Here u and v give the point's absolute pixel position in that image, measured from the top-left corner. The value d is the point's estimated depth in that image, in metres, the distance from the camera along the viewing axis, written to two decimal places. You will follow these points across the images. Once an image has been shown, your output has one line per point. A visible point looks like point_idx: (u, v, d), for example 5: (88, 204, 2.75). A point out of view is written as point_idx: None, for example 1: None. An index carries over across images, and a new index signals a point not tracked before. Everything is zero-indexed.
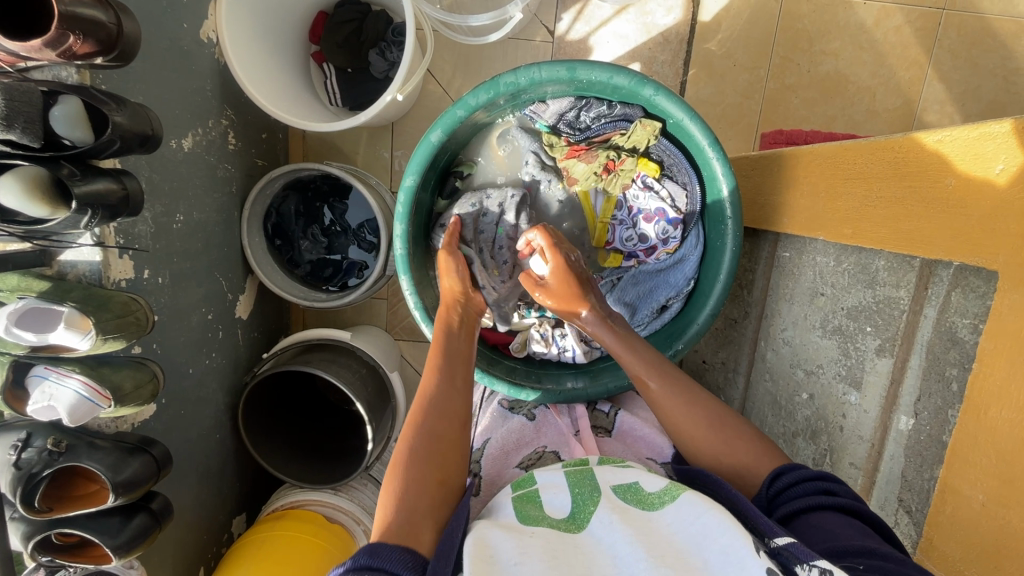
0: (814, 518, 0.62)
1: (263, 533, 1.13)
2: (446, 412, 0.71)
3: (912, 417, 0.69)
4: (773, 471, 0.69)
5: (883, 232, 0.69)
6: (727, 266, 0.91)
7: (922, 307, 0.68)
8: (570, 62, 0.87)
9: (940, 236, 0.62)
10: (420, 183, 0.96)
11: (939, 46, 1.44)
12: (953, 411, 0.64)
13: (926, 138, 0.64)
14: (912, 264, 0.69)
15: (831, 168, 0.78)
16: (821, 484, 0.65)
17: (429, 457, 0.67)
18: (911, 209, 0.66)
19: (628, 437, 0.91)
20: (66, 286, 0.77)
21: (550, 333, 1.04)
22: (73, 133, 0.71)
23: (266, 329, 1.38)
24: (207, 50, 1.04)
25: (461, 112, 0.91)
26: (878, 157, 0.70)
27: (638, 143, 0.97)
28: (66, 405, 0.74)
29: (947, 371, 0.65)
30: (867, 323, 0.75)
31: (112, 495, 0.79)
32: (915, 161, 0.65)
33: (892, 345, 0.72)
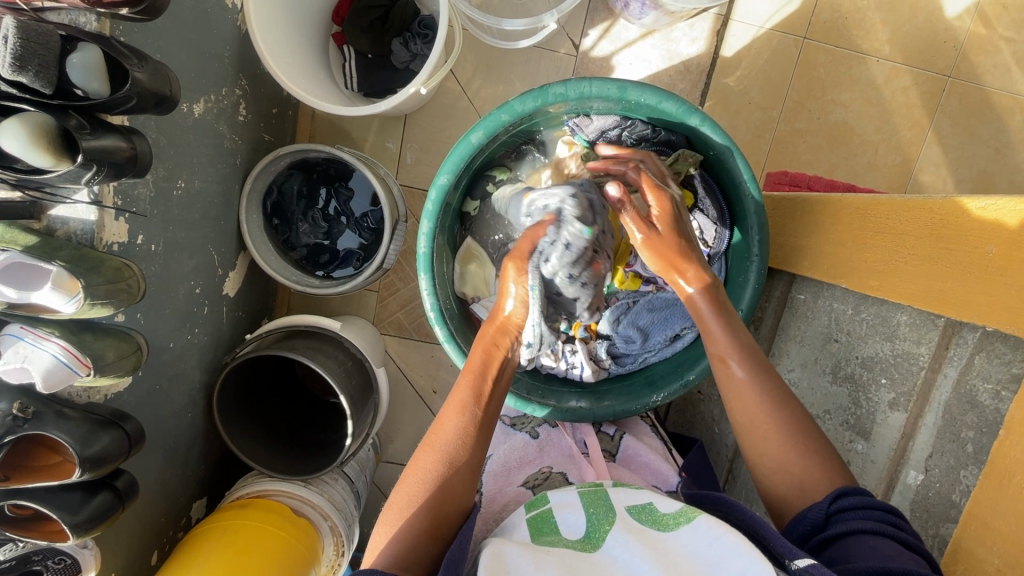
0: (872, 542, 0.61)
1: (225, 521, 1.09)
2: (458, 462, 0.73)
3: (922, 472, 0.71)
4: (839, 489, 0.68)
5: (912, 288, 0.71)
6: (746, 302, 0.92)
7: (940, 367, 0.70)
8: (622, 82, 0.87)
9: (976, 300, 0.63)
10: (453, 183, 0.94)
11: (941, 111, 1.49)
12: (966, 472, 0.65)
13: (969, 204, 0.65)
14: (935, 323, 0.71)
15: (863, 220, 0.79)
16: (887, 515, 0.64)
17: (434, 508, 0.70)
18: (945, 269, 0.67)
19: (633, 462, 0.92)
20: (56, 243, 0.72)
21: (561, 348, 1.00)
22: (89, 84, 0.66)
23: (251, 309, 1.33)
24: (231, 16, 1.01)
25: (506, 116, 0.89)
26: (916, 215, 0.71)
27: (679, 171, 0.97)
28: (40, 369, 0.69)
29: (963, 433, 0.66)
30: (883, 375, 0.78)
31: (77, 470, 0.74)
32: (953, 225, 0.66)
33: (906, 400, 0.74)
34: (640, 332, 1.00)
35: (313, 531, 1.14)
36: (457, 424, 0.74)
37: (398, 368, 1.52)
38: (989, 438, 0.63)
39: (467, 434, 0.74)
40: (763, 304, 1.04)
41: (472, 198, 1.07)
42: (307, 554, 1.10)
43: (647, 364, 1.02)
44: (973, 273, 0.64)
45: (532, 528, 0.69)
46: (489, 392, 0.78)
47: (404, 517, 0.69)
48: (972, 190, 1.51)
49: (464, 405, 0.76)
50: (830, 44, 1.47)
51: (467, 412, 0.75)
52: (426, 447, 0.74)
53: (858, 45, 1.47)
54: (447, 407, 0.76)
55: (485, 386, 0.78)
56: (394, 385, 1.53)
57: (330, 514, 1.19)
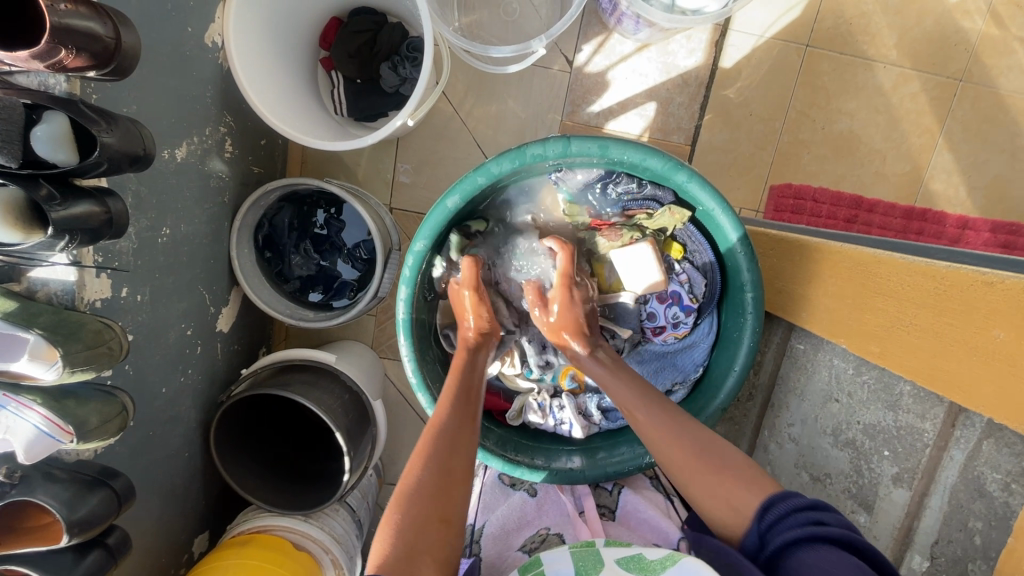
0: (807, 559, 0.58)
1: (225, 559, 1.07)
2: (455, 448, 0.72)
3: (927, 559, 0.69)
4: (762, 502, 0.66)
5: (914, 362, 0.68)
6: (742, 359, 0.89)
7: (947, 445, 0.68)
8: (603, 139, 0.84)
9: (984, 390, 0.60)
10: (430, 247, 0.91)
11: (952, 116, 1.44)
12: (973, 565, 0.63)
13: (977, 278, 0.62)
14: (940, 399, 0.68)
15: (863, 278, 0.76)
16: (810, 515, 0.61)
17: (437, 495, 0.67)
18: (948, 348, 0.64)
19: (633, 519, 0.87)
20: (35, 308, 0.70)
21: (548, 403, 1.02)
22: (55, 155, 0.65)
23: (247, 341, 1.32)
24: (211, 55, 0.99)
25: (483, 179, 0.85)
26: (918, 282, 0.68)
27: (663, 226, 0.96)
28: (23, 441, 0.69)
29: (970, 522, 0.64)
30: (885, 447, 0.75)
31: (66, 535, 0.74)
32: (959, 299, 0.63)
33: (911, 477, 0.72)
34: None
35: (315, 565, 1.13)
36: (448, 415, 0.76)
37: (398, 393, 1.51)
38: (997, 533, 0.61)
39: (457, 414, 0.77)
40: (762, 348, 1.00)
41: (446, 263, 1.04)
42: None
43: None
44: (980, 358, 0.61)
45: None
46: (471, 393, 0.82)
47: (404, 504, 0.66)
48: (985, 197, 1.46)
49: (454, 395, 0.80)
50: (834, 51, 1.42)
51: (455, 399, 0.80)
52: (423, 439, 0.73)
53: (864, 51, 1.42)
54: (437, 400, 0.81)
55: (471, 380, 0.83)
56: (394, 410, 1.51)
57: (332, 548, 1.19)
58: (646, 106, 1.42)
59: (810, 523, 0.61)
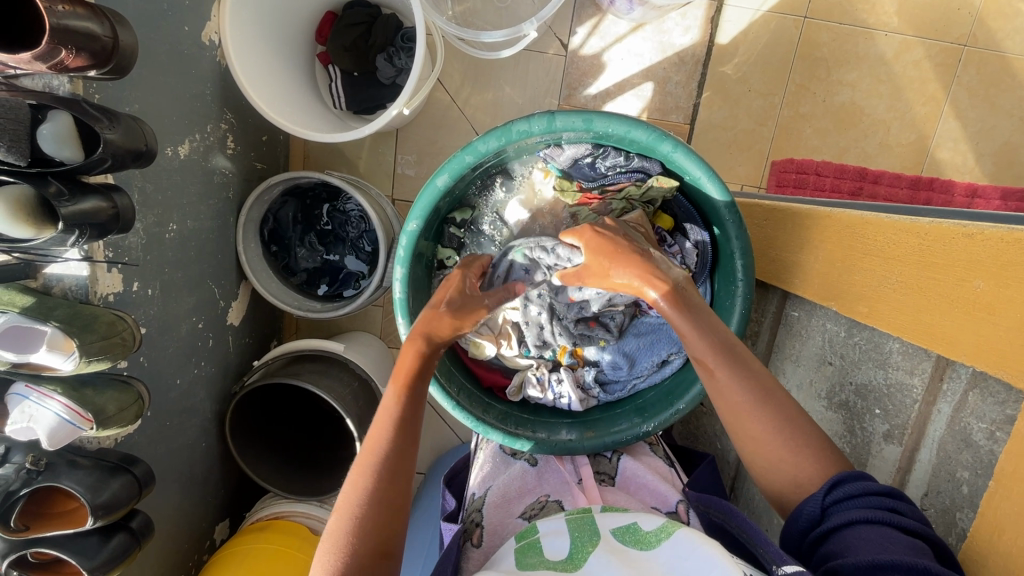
0: (864, 533, 0.61)
1: (247, 544, 1.11)
2: (395, 477, 0.70)
3: (918, 511, 0.69)
4: (834, 478, 0.67)
5: (899, 318, 0.68)
6: (734, 326, 0.88)
7: (935, 401, 0.67)
8: (587, 113, 0.84)
9: (965, 339, 0.60)
10: (423, 228, 0.92)
11: (958, 83, 1.41)
12: (961, 515, 0.63)
13: (955, 231, 0.62)
14: (928, 353, 0.68)
15: (849, 240, 0.76)
16: (885, 501, 0.63)
17: (372, 537, 0.66)
18: (931, 301, 0.64)
19: (631, 484, 0.90)
20: (50, 303, 0.74)
21: (547, 378, 1.02)
22: (61, 152, 0.68)
23: (258, 333, 1.36)
24: (209, 53, 1.01)
25: (470, 157, 0.87)
26: (901, 239, 0.68)
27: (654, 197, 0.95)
28: (45, 428, 0.71)
29: (958, 472, 0.64)
30: (876, 406, 0.75)
31: (90, 518, 0.77)
32: (941, 252, 0.63)
33: (901, 434, 0.71)
34: (627, 358, 0.99)
35: None
36: (391, 433, 0.73)
37: None
38: (983, 481, 0.60)
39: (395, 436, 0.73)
40: (760, 318, 1.01)
41: (445, 247, 1.05)
42: None
43: (638, 391, 1.01)
44: (961, 309, 0.60)
45: (519, 556, 0.69)
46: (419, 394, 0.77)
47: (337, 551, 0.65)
48: (995, 163, 1.43)
49: (392, 411, 0.75)
50: (833, 21, 1.40)
51: (394, 416, 0.74)
52: (360, 469, 0.70)
53: (864, 20, 1.39)
54: (376, 413, 0.75)
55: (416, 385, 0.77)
56: None
57: None
58: (643, 86, 1.42)
59: (884, 508, 0.63)
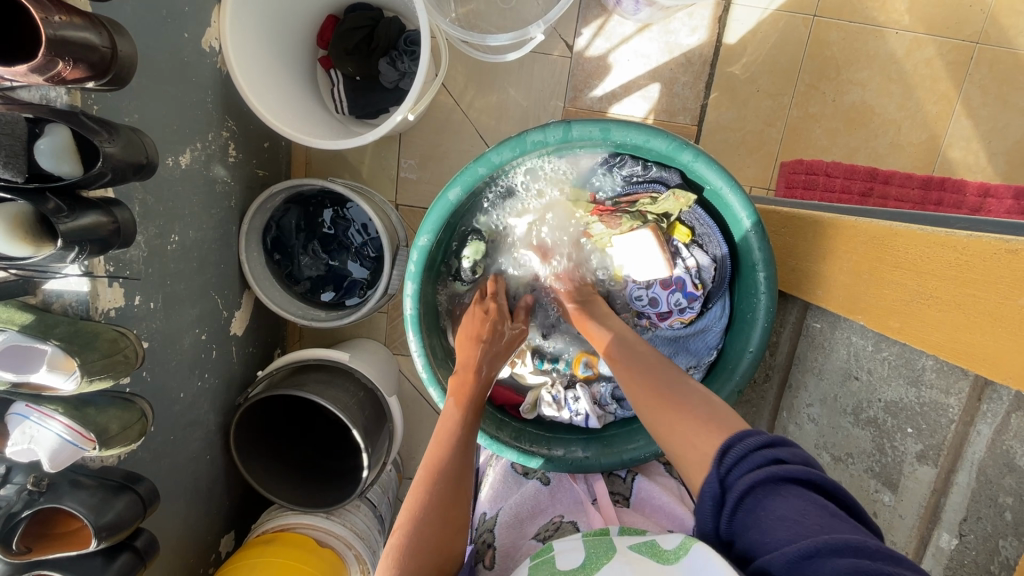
0: (772, 504, 0.55)
1: (251, 558, 1.09)
2: (459, 487, 0.72)
3: (956, 537, 0.67)
4: (721, 446, 0.62)
5: (936, 336, 0.66)
6: (756, 340, 0.87)
7: (973, 421, 0.66)
8: (604, 122, 0.82)
9: (1009, 360, 0.58)
10: (434, 241, 0.90)
11: (970, 81, 1.39)
12: (1004, 541, 0.61)
13: (999, 247, 0.60)
14: (965, 372, 0.66)
15: (880, 253, 0.74)
16: (769, 454, 0.58)
17: (439, 530, 0.68)
18: (971, 319, 0.62)
19: (647, 506, 0.87)
20: (51, 320, 0.72)
21: (562, 396, 1.01)
22: (60, 167, 0.66)
23: (261, 343, 1.34)
24: (209, 60, 0.99)
25: (483, 168, 0.84)
26: (938, 253, 0.66)
27: (668, 211, 0.94)
28: (47, 449, 0.70)
29: (1000, 498, 0.62)
30: (908, 425, 0.73)
31: (94, 539, 0.75)
32: (983, 269, 0.61)
33: (936, 454, 0.70)
34: None
35: (339, 561, 1.15)
36: (454, 442, 0.76)
37: (413, 388, 1.51)
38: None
39: (462, 434, 0.77)
40: (779, 328, 0.98)
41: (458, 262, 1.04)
42: None
43: None
44: (1005, 328, 0.58)
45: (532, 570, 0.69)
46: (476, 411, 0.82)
47: (406, 536, 0.67)
48: (1008, 163, 1.41)
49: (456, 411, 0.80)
50: (843, 20, 1.37)
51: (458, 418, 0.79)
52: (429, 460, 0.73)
53: (874, 18, 1.37)
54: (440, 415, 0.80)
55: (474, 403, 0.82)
56: (410, 406, 1.52)
57: (354, 543, 1.21)
58: (649, 88, 1.39)
59: (771, 462, 0.58)
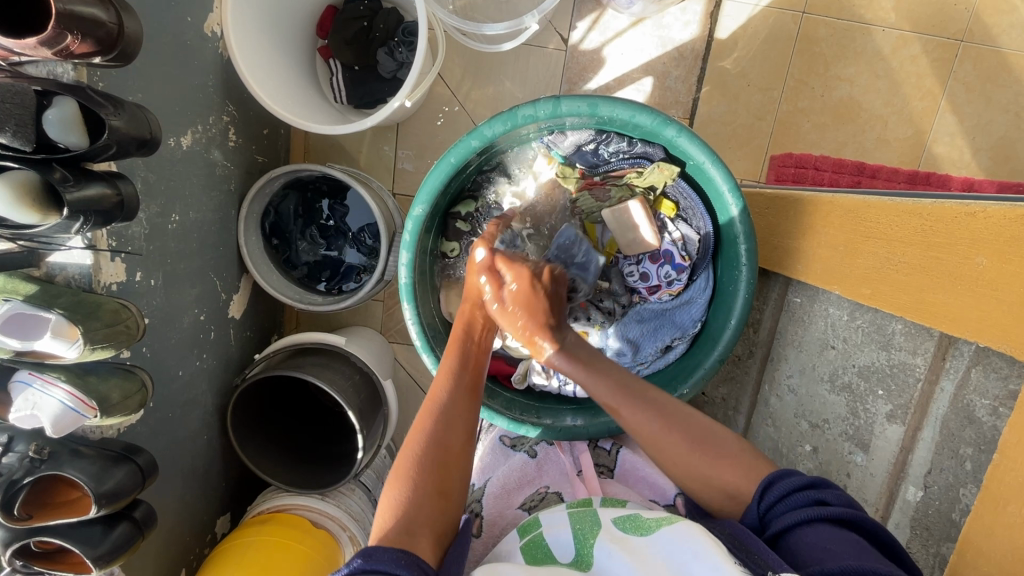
0: (808, 536, 0.63)
1: (247, 538, 1.11)
2: (454, 424, 0.72)
3: (921, 488, 0.70)
4: (764, 483, 0.70)
5: (903, 298, 0.69)
6: (738, 310, 0.89)
7: (937, 379, 0.69)
8: (593, 98, 0.84)
9: (968, 316, 0.62)
10: (429, 212, 0.93)
11: (955, 78, 1.42)
12: (965, 490, 0.65)
13: (960, 211, 0.63)
14: (931, 333, 0.69)
15: (851, 222, 0.78)
16: (811, 493, 0.66)
17: (434, 471, 0.69)
18: (935, 280, 0.65)
19: (630, 477, 0.91)
20: (54, 291, 0.73)
21: (552, 366, 1.02)
22: (67, 138, 0.68)
23: (259, 327, 1.35)
24: (211, 45, 1.01)
25: (476, 142, 0.88)
26: (903, 220, 0.70)
27: (653, 184, 0.97)
28: (50, 415, 0.72)
29: (961, 449, 0.66)
30: (879, 387, 0.76)
31: (94, 506, 0.77)
32: (945, 233, 0.64)
33: (904, 413, 0.73)
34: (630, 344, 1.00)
35: (333, 543, 1.16)
36: (449, 387, 0.75)
37: (408, 375, 1.53)
38: (987, 457, 0.63)
39: (457, 390, 0.75)
40: (761, 305, 1.01)
41: (448, 239, 1.06)
42: (328, 565, 1.12)
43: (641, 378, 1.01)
44: (965, 287, 0.62)
45: (527, 556, 0.70)
46: (474, 359, 0.80)
47: (400, 482, 0.68)
48: (991, 158, 1.44)
49: (452, 368, 0.78)
50: (832, 16, 1.41)
51: (455, 373, 0.77)
52: (423, 411, 0.73)
53: (862, 15, 1.41)
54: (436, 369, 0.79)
55: (471, 349, 0.80)
56: (404, 393, 1.54)
57: (349, 525, 1.22)
58: (643, 81, 1.42)
59: (813, 502, 0.66)
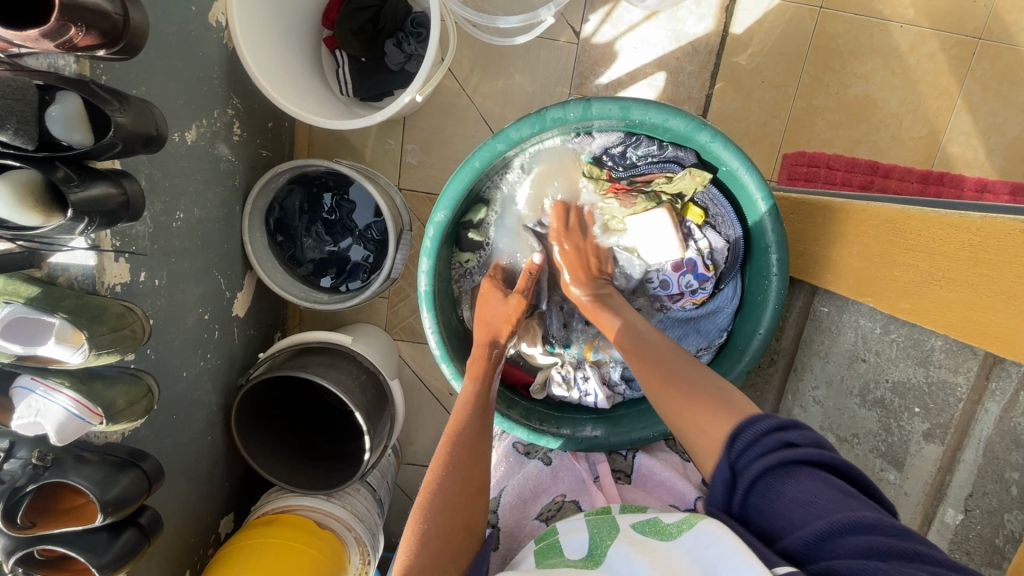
0: (784, 486, 0.58)
1: (252, 539, 1.09)
2: (478, 458, 0.73)
3: (961, 512, 0.70)
4: (731, 431, 0.65)
5: (948, 316, 0.68)
6: (767, 322, 0.89)
7: (981, 400, 0.68)
8: (624, 100, 0.83)
9: (1020, 338, 0.60)
10: (451, 217, 0.91)
11: (971, 76, 1.40)
12: (1010, 515, 0.65)
13: (1011, 227, 0.61)
14: (974, 351, 0.68)
15: (889, 235, 0.76)
16: (780, 438, 0.61)
17: (458, 508, 0.69)
18: (983, 298, 0.64)
19: (648, 481, 0.90)
20: (58, 293, 0.71)
21: (573, 375, 1.02)
22: (71, 136, 0.65)
23: (262, 325, 1.33)
24: (216, 35, 0.97)
25: (502, 145, 0.85)
26: (948, 234, 0.68)
27: (682, 190, 0.95)
28: (54, 423, 0.69)
29: (1006, 473, 0.65)
30: (915, 404, 0.75)
31: (100, 514, 0.75)
32: (996, 249, 0.62)
33: (943, 433, 0.72)
34: None
35: (339, 543, 1.15)
36: (471, 419, 0.76)
37: (413, 373, 1.52)
38: None
39: (479, 425, 0.76)
40: (785, 313, 1.00)
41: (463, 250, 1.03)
42: (334, 567, 1.10)
43: None
44: (1017, 306, 0.60)
45: (539, 557, 0.71)
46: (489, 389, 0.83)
47: (425, 516, 0.68)
48: (1005, 158, 1.42)
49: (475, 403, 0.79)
50: (849, 11, 1.37)
51: (477, 408, 0.78)
52: (443, 445, 0.73)
53: (880, 11, 1.38)
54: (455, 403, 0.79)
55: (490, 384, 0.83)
56: (410, 391, 1.52)
57: (354, 525, 1.21)
58: (655, 76, 1.39)
59: (781, 446, 0.61)
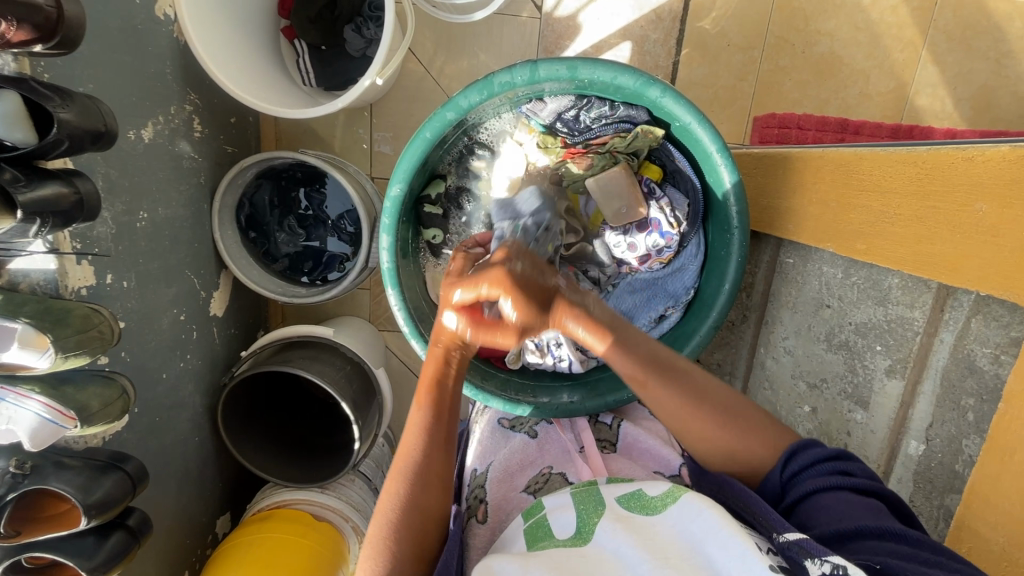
0: (826, 500, 0.64)
1: (249, 536, 1.09)
2: (432, 481, 0.71)
3: (923, 442, 0.72)
4: (789, 451, 0.70)
5: (899, 252, 0.72)
6: (732, 274, 0.89)
7: (936, 331, 0.71)
8: (572, 60, 0.82)
9: (971, 265, 0.63)
10: (406, 191, 0.91)
11: (934, 27, 1.40)
12: (967, 440, 0.66)
13: (957, 157, 0.65)
14: (928, 285, 0.71)
15: (843, 177, 0.80)
16: (838, 465, 0.67)
17: (413, 539, 0.68)
18: (934, 232, 0.67)
19: (634, 450, 0.89)
20: (19, 298, 0.69)
21: (546, 342, 1.04)
22: (13, 134, 0.64)
23: (243, 324, 1.32)
24: (164, 29, 0.95)
25: (451, 114, 0.85)
26: (898, 170, 0.72)
27: (638, 148, 0.96)
28: (26, 430, 0.69)
29: (963, 400, 0.67)
30: (877, 342, 0.78)
31: (84, 517, 0.75)
32: (941, 180, 0.66)
33: (903, 367, 0.75)
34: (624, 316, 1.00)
35: (337, 534, 1.16)
36: (423, 441, 0.71)
37: (400, 362, 1.52)
38: (989, 406, 0.64)
39: (431, 447, 0.72)
40: (754, 268, 1.02)
41: (428, 227, 1.05)
42: (333, 557, 1.11)
43: None
44: (964, 236, 0.64)
45: (528, 536, 0.68)
46: (449, 403, 0.74)
47: (380, 543, 0.66)
48: (972, 107, 1.42)
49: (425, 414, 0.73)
50: None
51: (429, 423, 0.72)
52: (396, 464, 0.71)
53: None
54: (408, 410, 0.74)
55: (444, 397, 0.74)
56: (398, 381, 1.53)
57: (351, 515, 1.21)
58: (621, 46, 1.38)
59: (837, 472, 0.67)
